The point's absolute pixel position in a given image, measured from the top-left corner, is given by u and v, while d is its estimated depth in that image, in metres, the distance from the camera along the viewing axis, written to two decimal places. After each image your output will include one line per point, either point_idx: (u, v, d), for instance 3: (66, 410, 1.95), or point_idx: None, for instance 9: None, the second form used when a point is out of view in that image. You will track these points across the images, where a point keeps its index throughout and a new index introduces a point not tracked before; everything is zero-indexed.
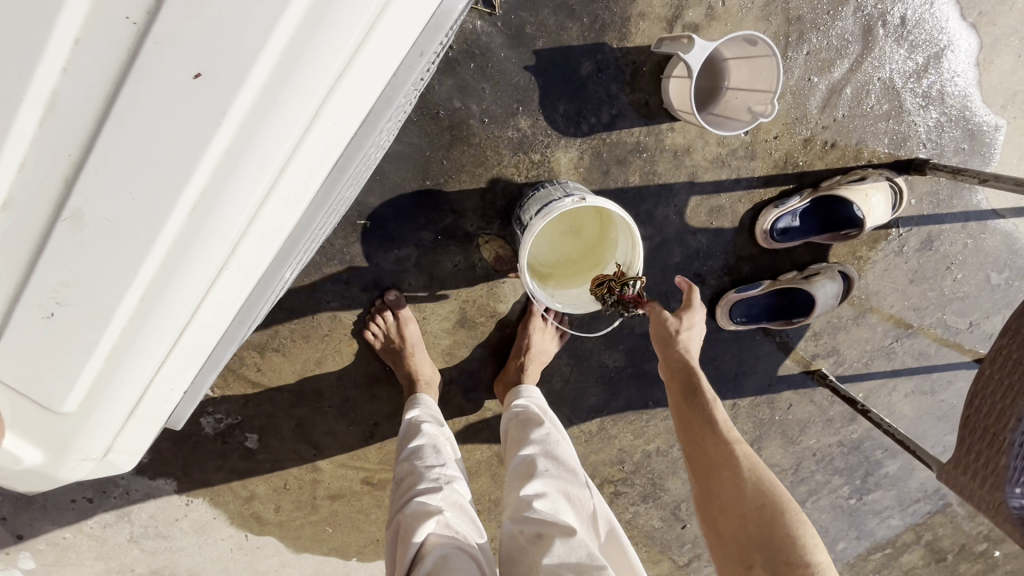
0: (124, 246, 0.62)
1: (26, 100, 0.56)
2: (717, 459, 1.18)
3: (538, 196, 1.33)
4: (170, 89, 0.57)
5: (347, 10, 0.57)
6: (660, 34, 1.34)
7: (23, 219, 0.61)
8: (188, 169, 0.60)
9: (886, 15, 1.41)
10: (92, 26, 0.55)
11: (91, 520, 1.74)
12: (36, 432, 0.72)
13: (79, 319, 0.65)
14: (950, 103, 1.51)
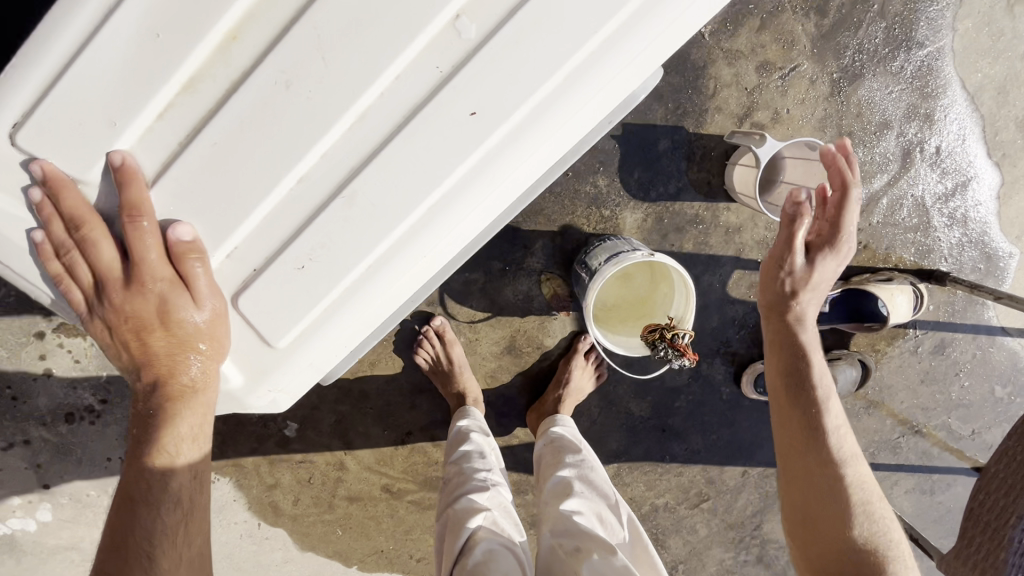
0: (380, 226, 0.79)
1: (349, 109, 0.74)
2: (825, 480, 1.16)
3: (606, 246, 1.49)
4: (455, 120, 0.75)
5: (589, 88, 0.79)
6: (731, 127, 1.54)
7: (311, 191, 0.78)
8: (451, 172, 0.77)
9: (924, 144, 1.59)
10: (413, 67, 0.74)
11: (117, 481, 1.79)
12: (251, 359, 0.88)
13: (326, 274, 0.81)
14: (971, 227, 1.69)
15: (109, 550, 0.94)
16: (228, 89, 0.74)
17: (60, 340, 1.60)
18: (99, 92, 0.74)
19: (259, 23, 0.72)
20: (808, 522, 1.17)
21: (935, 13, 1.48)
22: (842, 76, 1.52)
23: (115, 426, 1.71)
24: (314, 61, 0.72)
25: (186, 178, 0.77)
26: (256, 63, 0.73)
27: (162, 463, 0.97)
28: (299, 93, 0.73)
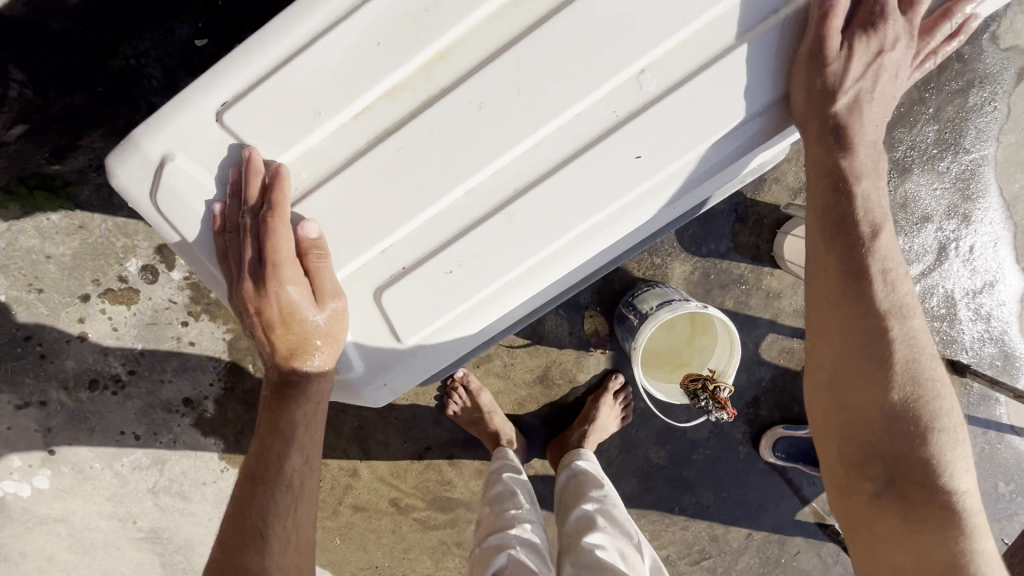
0: (532, 242, 0.88)
1: (530, 137, 0.85)
2: (874, 353, 1.02)
3: (657, 292, 1.54)
4: (618, 160, 0.87)
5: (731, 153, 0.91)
6: (787, 199, 1.64)
7: (477, 202, 0.87)
8: (607, 204, 0.88)
9: (959, 241, 1.69)
10: (591, 111, 0.86)
11: (124, 457, 1.74)
12: (377, 349, 0.93)
13: (473, 277, 0.89)
14: (993, 325, 1.77)
15: (234, 523, 0.99)
16: (426, 102, 0.84)
17: (102, 306, 1.58)
18: (308, 85, 0.81)
19: (468, 51, 0.83)
20: (846, 416, 1.06)
21: (983, 124, 1.60)
22: (893, 167, 1.62)
23: (137, 400, 1.69)
24: (513, 91, 0.83)
25: (364, 175, 0.84)
26: (459, 84, 0.82)
27: (278, 446, 1.00)
28: (490, 115, 0.83)
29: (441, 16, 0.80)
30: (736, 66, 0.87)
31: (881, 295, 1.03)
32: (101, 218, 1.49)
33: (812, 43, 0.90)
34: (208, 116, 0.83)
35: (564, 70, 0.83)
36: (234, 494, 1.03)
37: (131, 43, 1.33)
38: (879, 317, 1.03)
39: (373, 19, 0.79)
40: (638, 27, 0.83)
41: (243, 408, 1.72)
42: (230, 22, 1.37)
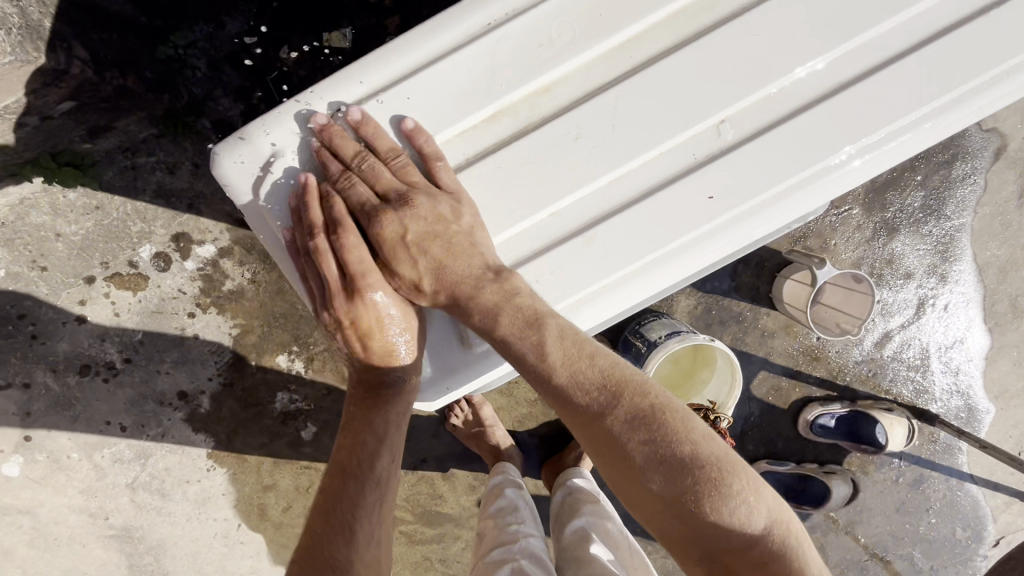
0: (608, 268, 0.91)
1: (617, 168, 0.89)
2: (618, 445, 0.87)
3: (663, 322, 1.61)
4: (696, 199, 0.90)
5: (802, 200, 0.94)
6: (786, 245, 1.75)
7: (560, 224, 0.91)
8: (680, 238, 0.91)
9: (936, 298, 1.83)
10: (674, 150, 0.90)
11: (105, 449, 1.67)
12: (445, 354, 0.98)
13: (546, 294, 0.92)
14: (961, 378, 1.90)
15: (320, 519, 0.97)
16: (526, 127, 0.89)
17: (107, 290, 1.54)
18: (421, 102, 0.87)
19: (569, 86, 0.89)
20: (644, 511, 0.88)
21: (963, 195, 1.76)
22: (883, 226, 1.76)
23: (129, 390, 1.63)
24: (607, 125, 0.88)
25: (457, 188, 0.88)
26: (558, 114, 0.88)
27: (371, 445, 0.99)
28: (584, 147, 0.88)
29: (551, 53, 0.87)
30: (824, 118, 0.89)
31: (576, 382, 0.89)
32: (121, 200, 1.47)
33: (908, 96, 0.90)
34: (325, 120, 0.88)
35: (654, 112, 0.88)
36: (318, 493, 1.00)
37: (180, 32, 1.35)
38: (591, 404, 0.88)
39: (489, 51, 0.87)
40: (721, 81, 0.88)
41: (239, 406, 1.68)
42: (281, 24, 1.40)
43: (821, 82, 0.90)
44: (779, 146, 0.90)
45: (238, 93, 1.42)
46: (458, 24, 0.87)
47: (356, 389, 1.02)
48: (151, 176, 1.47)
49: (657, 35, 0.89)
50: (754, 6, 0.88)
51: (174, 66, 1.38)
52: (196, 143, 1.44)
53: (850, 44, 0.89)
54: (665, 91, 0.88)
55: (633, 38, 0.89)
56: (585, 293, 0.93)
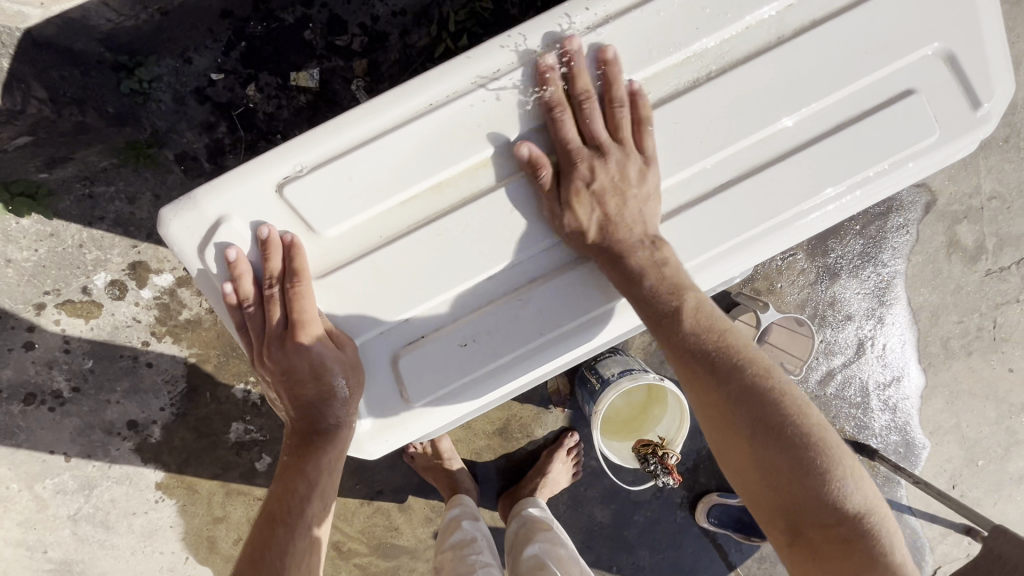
0: (540, 328, 0.98)
1: (547, 241, 0.97)
2: (750, 411, 0.90)
3: (618, 359, 1.65)
4: (619, 269, 0.98)
5: (717, 269, 1.03)
6: (736, 287, 1.84)
7: (496, 287, 0.97)
8: (601, 304, 1.00)
9: (874, 340, 1.94)
10: (602, 222, 0.97)
11: (48, 479, 1.62)
12: (383, 411, 0.99)
13: (485, 351, 0.98)
14: (899, 415, 2.00)
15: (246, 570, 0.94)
16: (465, 199, 0.94)
17: (58, 317, 1.52)
18: (363, 169, 0.90)
19: (507, 162, 0.94)
20: (748, 492, 0.92)
21: (898, 243, 1.88)
22: (825, 271, 1.86)
23: (76, 420, 1.60)
24: (541, 200, 0.95)
25: (400, 252, 0.93)
26: (496, 188, 0.94)
27: (302, 490, 0.99)
28: (518, 218, 0.95)
29: (490, 131, 0.92)
30: (739, 197, 0.98)
31: (701, 332, 0.96)
32: (77, 227, 1.46)
33: (813, 177, 0.99)
34: (270, 188, 0.90)
35: (583, 190, 0.96)
36: (246, 541, 0.99)
37: (145, 67, 1.38)
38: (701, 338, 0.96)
39: (429, 129, 0.91)
40: (647, 162, 0.95)
41: (192, 435, 1.65)
42: (249, 61, 1.43)
43: (737, 164, 0.98)
44: (698, 224, 0.98)
45: (203, 127, 1.45)
46: (403, 101, 0.90)
47: (291, 437, 1.04)
48: (109, 205, 1.46)
49: (592, 117, 0.95)
50: (676, 96, 0.96)
51: (138, 100, 1.40)
52: (157, 173, 1.45)
53: (761, 134, 0.97)
54: (595, 170, 0.95)
55: (568, 119, 0.95)
56: (526, 345, 0.99)
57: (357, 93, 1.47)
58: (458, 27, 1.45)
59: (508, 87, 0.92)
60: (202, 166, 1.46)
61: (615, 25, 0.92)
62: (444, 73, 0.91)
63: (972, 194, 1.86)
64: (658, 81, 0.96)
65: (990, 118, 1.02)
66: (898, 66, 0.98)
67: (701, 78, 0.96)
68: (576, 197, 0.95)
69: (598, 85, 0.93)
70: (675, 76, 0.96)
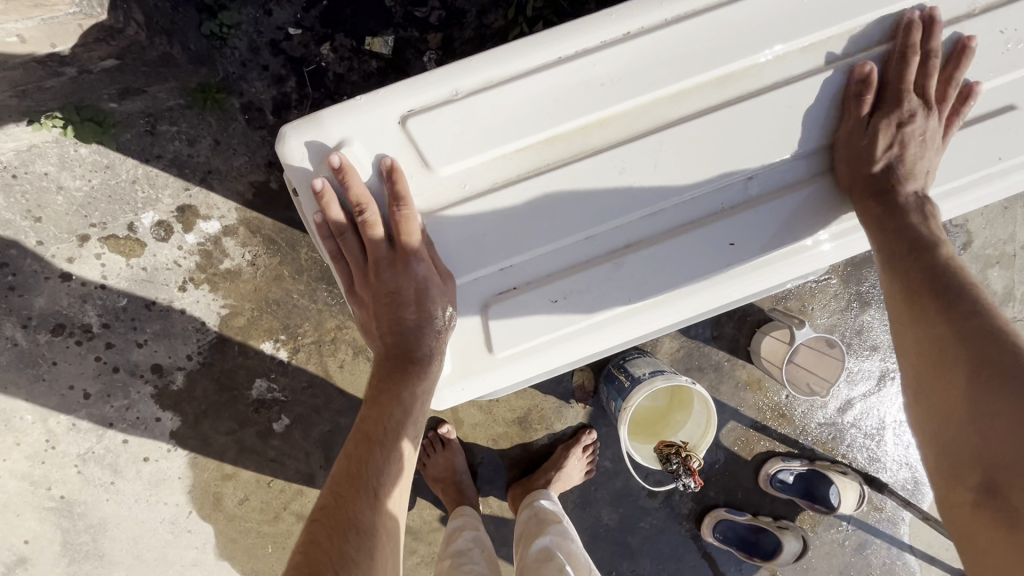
0: (628, 293, 1.03)
1: (649, 208, 1.01)
2: (981, 358, 0.86)
3: (645, 360, 1.68)
4: (711, 247, 1.04)
5: (795, 264, 1.10)
6: (769, 304, 1.85)
7: (594, 249, 1.02)
8: (690, 277, 1.04)
9: (896, 372, 1.95)
10: (699, 200, 1.02)
11: (64, 414, 1.59)
12: (463, 358, 1.05)
13: (574, 309, 1.03)
14: (912, 451, 2.01)
15: (342, 480, 1.00)
16: (576, 154, 0.98)
17: (99, 250, 1.51)
18: (486, 114, 0.92)
19: (622, 124, 0.98)
20: (949, 440, 0.86)
21: None
22: (856, 298, 1.88)
23: (101, 357, 1.58)
24: (650, 165, 0.98)
25: (508, 200, 0.96)
26: (607, 149, 0.97)
27: (397, 415, 1.03)
28: (626, 180, 0.98)
29: (615, 90, 0.95)
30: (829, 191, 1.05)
31: (956, 287, 0.97)
32: (133, 163, 1.46)
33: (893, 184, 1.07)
34: (394, 119, 0.91)
35: (693, 162, 1.00)
36: (342, 456, 1.04)
37: (229, 12, 1.40)
38: (963, 294, 0.95)
39: (556, 79, 0.93)
40: (754, 144, 1.01)
41: (215, 387, 1.64)
42: (328, 20, 1.45)
43: (830, 160, 1.05)
44: (788, 213, 1.05)
45: (274, 79, 1.46)
46: (542, 46, 0.92)
47: (382, 364, 1.09)
48: (169, 145, 1.46)
49: (702, 95, 0.99)
50: (794, 81, 1.00)
51: (215, 43, 1.41)
52: (221, 119, 1.46)
53: (858, 133, 1.04)
54: (706, 143, 0.99)
55: (686, 90, 0.98)
56: (617, 307, 1.04)
57: (428, 65, 1.49)
58: (536, 13, 1.47)
59: (643, 46, 0.94)
60: (266, 119, 1.48)
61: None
62: (584, 25, 0.92)
63: (1007, 241, 1.89)
64: (772, 66, 1.00)
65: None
66: (999, 83, 1.07)
67: (814, 70, 1.01)
68: (885, 122, 1.06)
69: (719, 61, 0.96)
70: (794, 62, 1.00)
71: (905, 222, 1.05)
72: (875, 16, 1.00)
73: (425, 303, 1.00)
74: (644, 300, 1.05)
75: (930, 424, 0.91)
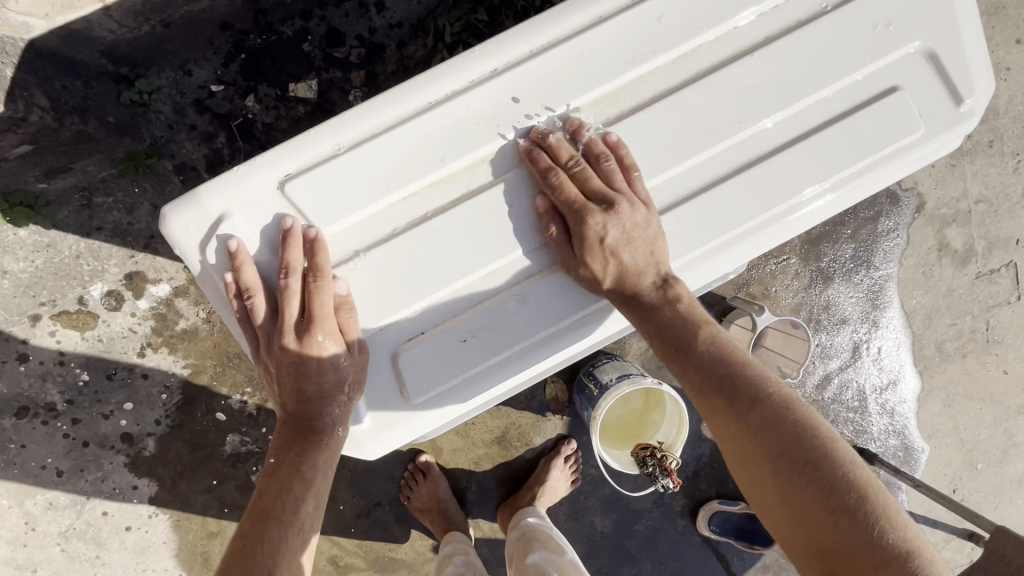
0: (539, 324, 1.01)
1: (544, 237, 1.01)
2: (776, 449, 0.91)
3: (614, 365, 1.68)
4: (614, 267, 1.02)
5: (706, 268, 1.08)
6: (732, 291, 1.85)
7: (495, 282, 1.00)
8: (598, 297, 1.04)
9: (870, 343, 1.95)
10: (592, 221, 1.01)
11: (40, 494, 1.59)
12: (381, 410, 1.02)
13: (486, 347, 1.00)
14: (897, 419, 2.00)
15: (234, 561, 0.96)
16: (463, 194, 0.98)
17: (53, 328, 1.52)
18: (364, 174, 0.95)
19: (503, 158, 0.99)
20: (792, 535, 0.90)
21: (889, 247, 1.90)
22: (818, 275, 1.88)
23: (69, 433, 1.58)
24: (536, 196, 0.99)
25: (402, 248, 0.97)
26: (494, 184, 0.98)
27: (298, 488, 1.02)
28: (515, 213, 0.99)
29: (485, 130, 0.97)
30: (724, 194, 1.03)
31: (730, 374, 1.00)
32: (74, 238, 1.47)
33: (797, 172, 1.04)
34: (272, 185, 0.94)
35: (580, 186, 1.00)
36: (235, 537, 0.99)
37: (145, 78, 1.39)
38: (736, 386, 0.98)
39: (424, 129, 0.95)
40: (639, 161, 1.01)
41: (188, 448, 1.63)
42: (248, 73, 1.45)
43: (727, 159, 1.03)
44: (688, 219, 1.03)
45: (203, 137, 1.46)
46: (407, 98, 0.95)
47: (282, 433, 1.05)
48: (108, 216, 1.47)
49: (580, 120, 1.00)
50: (667, 94, 1.01)
51: (138, 111, 1.41)
52: (156, 183, 1.46)
53: (748, 130, 1.02)
54: (589, 166, 1.00)
55: (561, 119, 1.00)
56: (530, 338, 1.01)
57: (354, 103, 1.49)
58: (455, 38, 1.48)
59: (506, 87, 0.97)
60: (201, 176, 1.48)
61: (606, 25, 0.98)
62: (441, 75, 0.96)
63: (960, 198, 1.89)
64: (645, 82, 1.01)
65: (974, 113, 1.08)
66: (880, 65, 1.04)
67: (688, 79, 1.01)
68: (590, 252, 1.00)
69: (586, 86, 0.98)
70: (665, 75, 1.01)
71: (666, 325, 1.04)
72: (740, 19, 1.01)
73: (332, 373, 0.98)
74: (559, 324, 1.02)
75: (769, 519, 0.94)
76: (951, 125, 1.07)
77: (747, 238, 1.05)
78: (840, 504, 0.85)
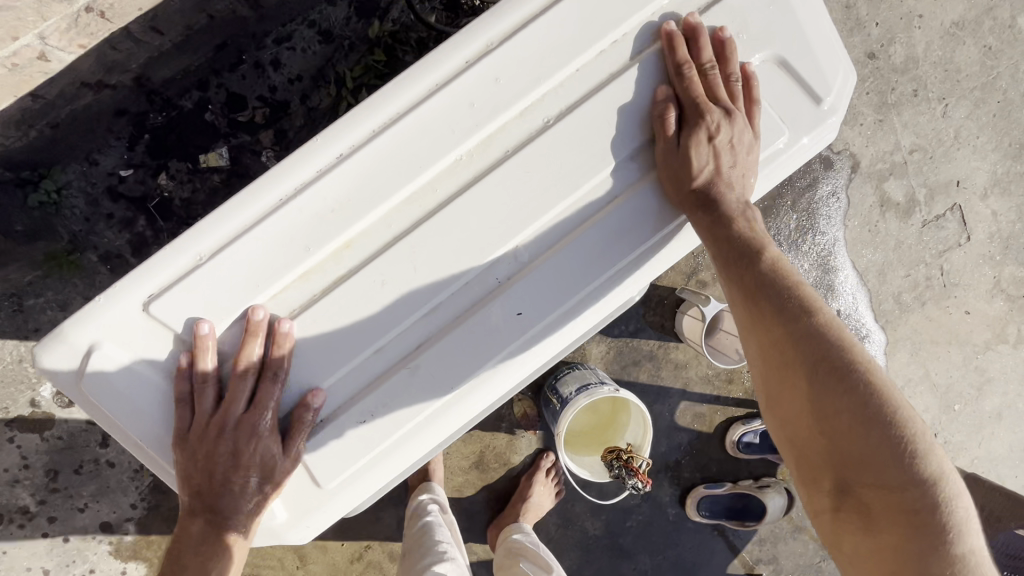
0: (434, 394, 1.01)
1: (424, 308, 0.99)
2: (815, 362, 0.92)
3: (574, 375, 1.68)
4: (501, 325, 1.01)
5: (598, 308, 1.07)
6: (681, 281, 1.86)
7: (385, 360, 1.00)
8: (490, 359, 1.02)
9: None
10: (470, 284, 1.00)
11: None
12: (296, 500, 1.04)
13: (386, 425, 1.01)
14: None
15: None
16: (335, 281, 0.98)
17: (11, 434, 1.52)
18: (229, 280, 0.94)
19: (370, 238, 0.98)
20: (803, 445, 0.94)
21: (830, 211, 1.91)
22: None
23: (47, 532, 1.58)
24: (410, 270, 0.98)
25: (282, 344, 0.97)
26: (362, 266, 0.97)
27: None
28: (391, 291, 0.98)
29: (344, 216, 0.96)
30: (598, 232, 1.02)
31: (786, 288, 0.99)
32: (12, 344, 1.46)
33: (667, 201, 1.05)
34: (137, 307, 0.93)
35: (451, 250, 0.98)
36: None
37: (52, 177, 1.40)
38: (784, 297, 0.98)
39: (282, 225, 0.94)
40: (507, 216, 0.99)
41: (169, 526, 1.64)
42: (155, 152, 1.45)
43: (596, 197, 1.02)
44: (567, 264, 1.01)
45: (122, 223, 1.46)
46: (261, 195, 0.94)
47: (189, 520, 1.05)
48: (43, 315, 1.44)
49: (440, 186, 0.99)
50: (524, 144, 1.00)
51: (50, 210, 1.41)
52: (84, 278, 1.44)
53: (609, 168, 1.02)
54: (456, 230, 0.98)
55: (420, 188, 0.99)
56: (427, 409, 1.02)
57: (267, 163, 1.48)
58: (356, 83, 1.46)
59: (356, 167, 0.95)
60: (129, 262, 1.47)
61: (447, 88, 0.97)
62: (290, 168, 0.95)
63: (893, 151, 1.90)
64: (501, 133, 1.00)
65: (836, 109, 1.10)
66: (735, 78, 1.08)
67: (541, 127, 1.01)
68: (694, 141, 1.04)
69: (437, 151, 0.97)
70: (520, 124, 1.00)
71: (730, 232, 1.05)
72: (585, 56, 1.01)
73: (261, 467, 0.99)
74: (454, 391, 1.02)
75: (782, 428, 0.98)
76: (815, 121, 1.10)
77: (630, 273, 1.05)
78: (871, 420, 0.86)
